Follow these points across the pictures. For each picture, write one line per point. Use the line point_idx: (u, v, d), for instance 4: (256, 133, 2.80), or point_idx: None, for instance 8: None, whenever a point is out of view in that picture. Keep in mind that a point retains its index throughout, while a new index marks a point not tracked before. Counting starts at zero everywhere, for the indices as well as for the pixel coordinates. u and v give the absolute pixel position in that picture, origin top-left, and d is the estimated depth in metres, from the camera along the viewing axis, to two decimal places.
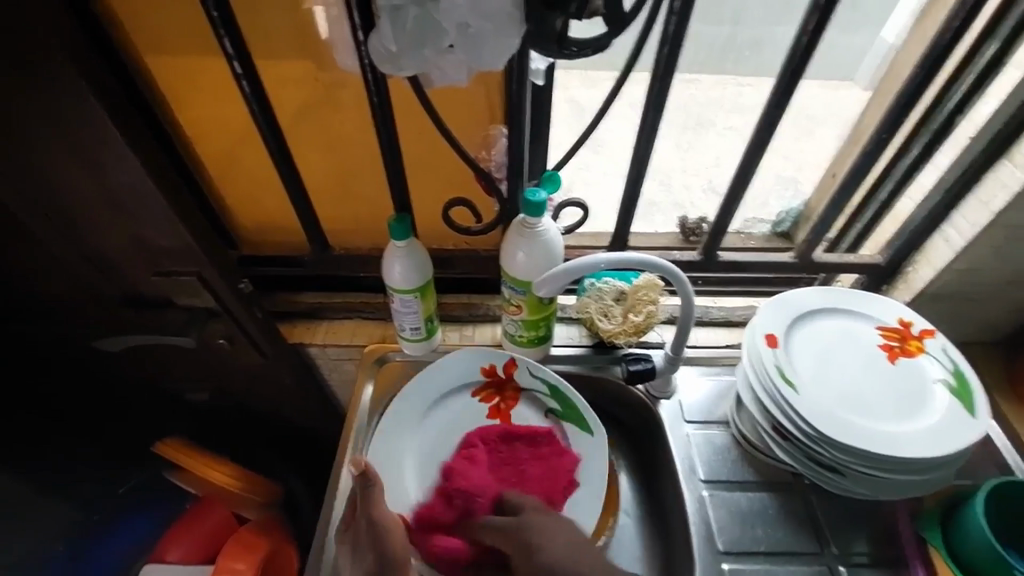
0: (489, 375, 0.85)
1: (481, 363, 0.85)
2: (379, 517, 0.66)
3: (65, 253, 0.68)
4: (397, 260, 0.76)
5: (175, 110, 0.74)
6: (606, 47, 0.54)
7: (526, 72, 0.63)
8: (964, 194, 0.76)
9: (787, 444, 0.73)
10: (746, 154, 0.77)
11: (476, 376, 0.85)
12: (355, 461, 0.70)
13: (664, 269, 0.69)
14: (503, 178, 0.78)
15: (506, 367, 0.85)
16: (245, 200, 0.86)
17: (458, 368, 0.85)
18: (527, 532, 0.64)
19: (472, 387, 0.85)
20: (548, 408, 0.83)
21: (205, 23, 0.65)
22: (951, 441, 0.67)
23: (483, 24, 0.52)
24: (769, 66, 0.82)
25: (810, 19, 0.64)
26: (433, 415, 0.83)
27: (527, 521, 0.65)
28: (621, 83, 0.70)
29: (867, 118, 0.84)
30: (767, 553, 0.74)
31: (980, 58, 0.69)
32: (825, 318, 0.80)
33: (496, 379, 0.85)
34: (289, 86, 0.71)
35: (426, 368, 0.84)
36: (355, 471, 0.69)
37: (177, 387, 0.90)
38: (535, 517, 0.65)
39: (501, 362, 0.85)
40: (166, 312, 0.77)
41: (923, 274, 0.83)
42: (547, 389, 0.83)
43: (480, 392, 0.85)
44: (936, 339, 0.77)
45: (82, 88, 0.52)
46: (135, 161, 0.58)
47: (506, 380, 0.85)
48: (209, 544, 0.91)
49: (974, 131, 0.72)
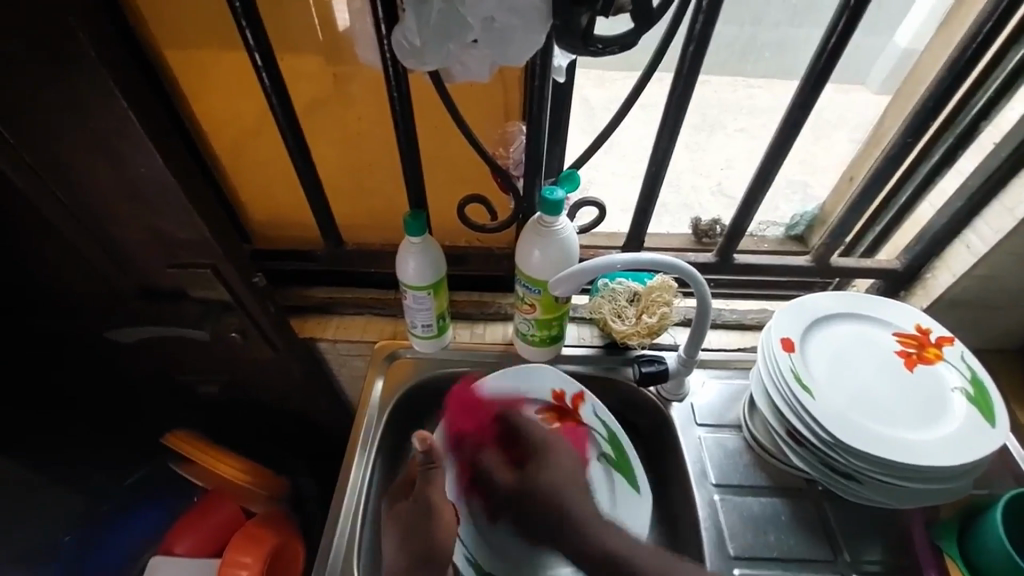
0: (557, 400, 0.83)
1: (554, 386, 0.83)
2: (437, 503, 0.67)
3: (82, 244, 0.68)
4: (411, 256, 0.75)
5: (193, 102, 0.73)
6: (632, 44, 0.54)
7: (549, 69, 0.62)
8: (987, 200, 0.75)
9: (802, 450, 0.73)
10: (767, 156, 0.76)
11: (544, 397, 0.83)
12: (422, 436, 0.65)
13: (682, 270, 0.68)
14: (520, 176, 0.78)
15: (574, 398, 0.83)
16: (258, 194, 0.86)
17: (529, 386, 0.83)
18: (529, 475, 0.73)
19: (536, 406, 0.83)
20: (601, 452, 0.82)
21: (225, 15, 0.64)
22: (970, 450, 0.67)
23: (510, 19, 0.51)
24: (789, 68, 0.81)
25: (839, 20, 0.63)
26: (489, 423, 0.82)
27: (528, 467, 0.74)
28: (642, 83, 0.69)
29: (887, 122, 0.83)
30: (779, 559, 0.74)
31: (1008, 62, 0.68)
32: (840, 323, 0.80)
33: (563, 407, 0.83)
34: (307, 79, 0.70)
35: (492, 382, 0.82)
36: (422, 447, 0.65)
37: (188, 379, 0.90)
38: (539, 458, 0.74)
39: (572, 391, 0.83)
40: (181, 303, 0.77)
41: (942, 280, 0.82)
42: (607, 433, 0.82)
43: (545, 413, 0.84)
44: (954, 346, 0.77)
45: (104, 77, 0.52)
46: (155, 152, 0.58)
47: (571, 411, 0.83)
48: (216, 538, 0.91)
49: (999, 137, 0.71)
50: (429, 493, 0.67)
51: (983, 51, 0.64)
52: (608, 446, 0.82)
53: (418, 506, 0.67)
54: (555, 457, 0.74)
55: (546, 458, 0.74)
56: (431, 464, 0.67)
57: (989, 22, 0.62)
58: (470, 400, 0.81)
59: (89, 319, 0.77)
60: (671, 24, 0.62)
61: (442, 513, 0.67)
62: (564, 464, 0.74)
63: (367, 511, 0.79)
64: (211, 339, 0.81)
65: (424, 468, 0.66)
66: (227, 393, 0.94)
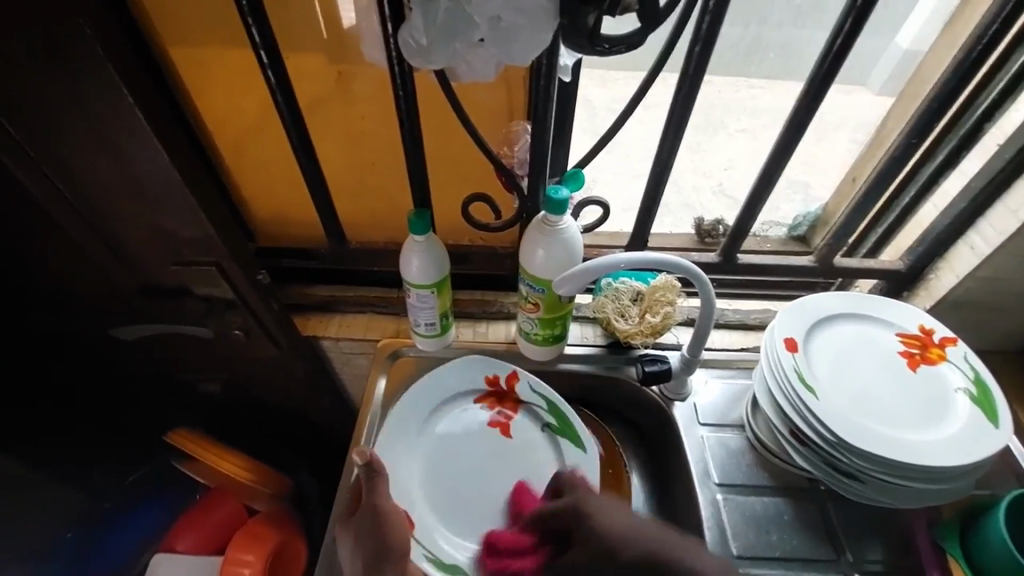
0: (491, 385, 0.86)
1: (484, 371, 0.86)
2: (383, 505, 0.65)
3: (87, 242, 0.68)
4: (415, 254, 0.75)
5: (197, 100, 0.73)
6: (639, 44, 0.54)
7: (555, 68, 0.62)
8: (991, 202, 0.75)
9: (805, 450, 0.73)
10: (771, 157, 0.76)
11: (477, 385, 0.86)
12: (360, 451, 0.66)
13: (686, 270, 0.68)
14: (525, 175, 0.78)
15: (507, 379, 0.85)
16: (262, 192, 0.86)
17: (461, 373, 0.86)
18: (579, 506, 0.63)
19: (472, 395, 0.86)
20: (544, 422, 0.84)
21: (231, 12, 0.64)
22: (973, 450, 0.67)
23: (517, 18, 0.51)
24: (793, 69, 0.81)
25: (845, 21, 0.62)
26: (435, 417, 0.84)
27: (574, 500, 0.64)
28: (648, 83, 0.69)
29: (891, 123, 0.83)
30: (782, 559, 0.74)
31: (1012, 64, 0.68)
32: (843, 323, 0.80)
33: (497, 389, 0.86)
34: (312, 76, 0.70)
35: (424, 377, 0.84)
36: (360, 460, 0.66)
37: (190, 377, 0.90)
38: (583, 499, 0.63)
39: (504, 372, 0.86)
40: (184, 301, 0.77)
41: (946, 281, 0.82)
42: (545, 404, 0.84)
43: (482, 400, 0.86)
44: (957, 346, 0.77)
45: (111, 75, 0.52)
46: (160, 149, 0.58)
47: (507, 391, 0.86)
48: (219, 535, 0.90)
49: (1003, 138, 0.71)
50: (375, 498, 0.65)
51: (987, 52, 0.64)
52: (550, 415, 0.84)
53: (367, 514, 0.65)
54: (599, 503, 0.62)
55: (590, 494, 0.64)
56: (375, 473, 0.67)
57: (994, 23, 0.62)
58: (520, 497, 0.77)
59: (93, 316, 0.78)
60: (677, 24, 0.62)
61: (388, 512, 0.65)
62: (611, 503, 0.62)
63: None
64: (213, 336, 0.81)
65: (366, 477, 0.66)
66: (230, 391, 0.94)
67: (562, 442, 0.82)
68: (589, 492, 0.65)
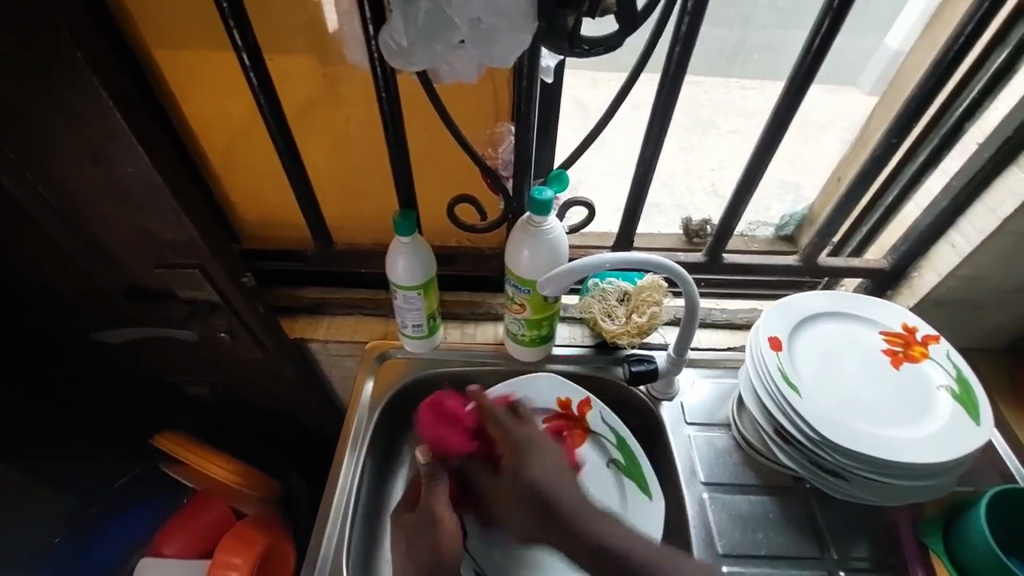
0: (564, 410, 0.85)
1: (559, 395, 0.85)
2: (440, 511, 0.68)
3: (69, 245, 0.68)
4: (401, 255, 0.75)
5: (180, 103, 0.73)
6: (618, 45, 0.54)
7: (537, 70, 0.63)
8: (971, 200, 0.75)
9: (790, 448, 0.73)
10: (754, 157, 0.77)
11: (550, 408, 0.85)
12: (422, 449, 0.73)
13: (670, 270, 0.69)
14: (509, 176, 0.78)
15: (580, 406, 0.85)
16: (247, 194, 0.86)
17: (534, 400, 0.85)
18: (523, 438, 0.72)
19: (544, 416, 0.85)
20: (611, 458, 0.83)
21: (211, 15, 0.64)
22: (954, 447, 0.67)
23: (496, 20, 0.52)
24: (776, 69, 0.82)
25: (824, 22, 0.63)
26: None
27: (529, 434, 0.73)
28: (630, 83, 0.69)
29: (874, 123, 0.84)
30: (767, 556, 0.74)
31: (991, 64, 0.69)
32: (827, 322, 0.80)
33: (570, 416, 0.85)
34: (295, 79, 0.70)
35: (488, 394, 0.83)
36: (423, 457, 0.72)
37: (176, 380, 0.90)
38: (535, 437, 0.73)
39: (577, 398, 0.85)
40: (169, 304, 0.76)
41: (928, 279, 0.83)
42: (615, 440, 0.83)
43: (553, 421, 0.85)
44: (939, 344, 0.78)
45: (90, 78, 0.52)
46: (140, 150, 0.58)
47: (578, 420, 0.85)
48: (207, 537, 0.90)
49: (982, 138, 0.72)
50: (432, 501, 0.69)
51: (965, 51, 0.65)
52: (617, 452, 0.83)
53: (421, 517, 0.68)
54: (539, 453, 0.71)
55: (528, 447, 0.71)
56: (435, 476, 0.72)
57: (971, 23, 0.63)
58: (434, 414, 0.74)
59: (76, 319, 0.77)
60: (657, 26, 0.63)
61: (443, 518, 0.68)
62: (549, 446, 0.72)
63: (356, 514, 0.79)
64: (198, 339, 0.80)
65: (428, 479, 0.72)
66: (217, 394, 0.94)
67: (626, 482, 0.81)
68: (527, 436, 0.72)
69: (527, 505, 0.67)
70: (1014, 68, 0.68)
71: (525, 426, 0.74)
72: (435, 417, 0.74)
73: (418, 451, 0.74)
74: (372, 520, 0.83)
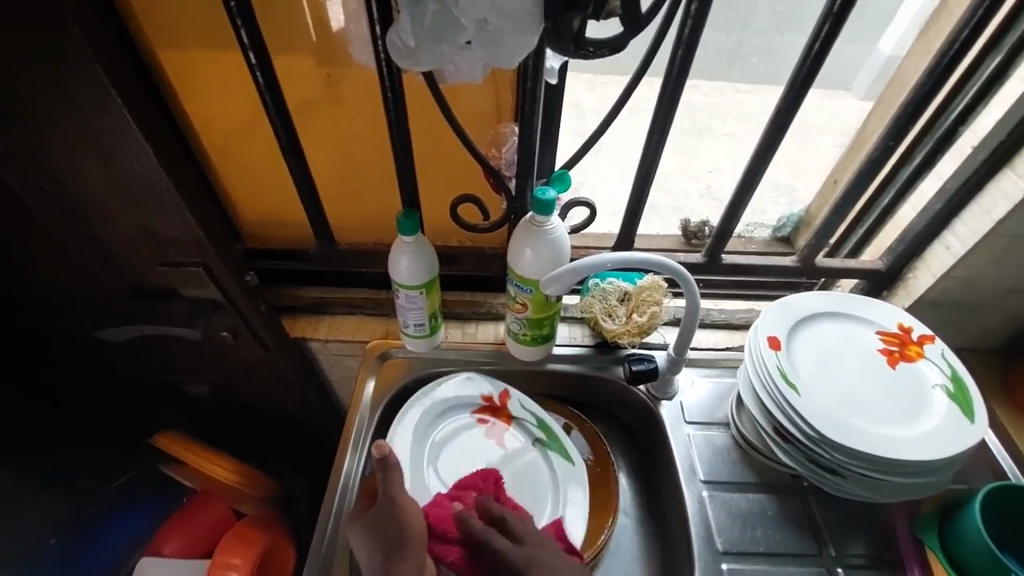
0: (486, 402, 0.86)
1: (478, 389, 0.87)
2: (400, 501, 0.57)
3: (72, 244, 0.68)
4: (403, 255, 0.75)
5: (185, 103, 0.73)
6: (622, 48, 0.55)
7: (542, 71, 0.63)
8: (965, 203, 0.77)
9: (788, 447, 0.74)
10: (754, 159, 0.78)
11: (474, 400, 0.86)
12: (380, 444, 0.54)
13: (671, 270, 0.69)
14: (512, 176, 0.79)
15: (501, 396, 0.87)
16: (249, 193, 0.86)
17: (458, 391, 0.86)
18: (532, 556, 0.55)
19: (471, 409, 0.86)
20: (535, 437, 0.84)
21: (217, 14, 0.64)
22: (949, 444, 0.69)
23: (502, 22, 0.52)
24: (774, 74, 0.83)
25: (823, 27, 0.64)
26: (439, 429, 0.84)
27: (532, 550, 0.55)
28: (632, 86, 0.70)
29: (870, 126, 0.85)
30: (767, 554, 0.75)
31: (985, 69, 0.70)
32: (825, 322, 0.81)
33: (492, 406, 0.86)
34: (300, 78, 0.71)
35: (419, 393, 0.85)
36: (378, 454, 0.54)
37: (177, 380, 0.90)
38: (540, 551, 0.55)
39: (497, 390, 0.87)
40: (172, 303, 0.76)
41: (923, 280, 0.84)
42: (536, 420, 0.85)
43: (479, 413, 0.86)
44: (935, 344, 0.79)
45: (100, 76, 0.52)
46: (147, 149, 0.58)
47: (500, 407, 0.86)
48: (207, 538, 0.90)
49: (976, 141, 0.73)
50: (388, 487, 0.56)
51: (960, 57, 0.66)
52: (539, 430, 0.85)
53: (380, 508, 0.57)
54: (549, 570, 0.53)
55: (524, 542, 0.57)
56: (390, 463, 0.57)
57: (965, 30, 0.64)
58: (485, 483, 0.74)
59: (79, 318, 0.77)
60: (660, 30, 0.63)
61: (405, 506, 0.57)
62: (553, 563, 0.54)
63: None
64: (201, 338, 0.80)
65: (381, 469, 0.57)
66: (217, 394, 0.94)
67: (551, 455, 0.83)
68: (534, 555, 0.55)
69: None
70: (1005, 74, 0.70)
71: (536, 534, 0.58)
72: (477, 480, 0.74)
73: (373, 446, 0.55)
74: None
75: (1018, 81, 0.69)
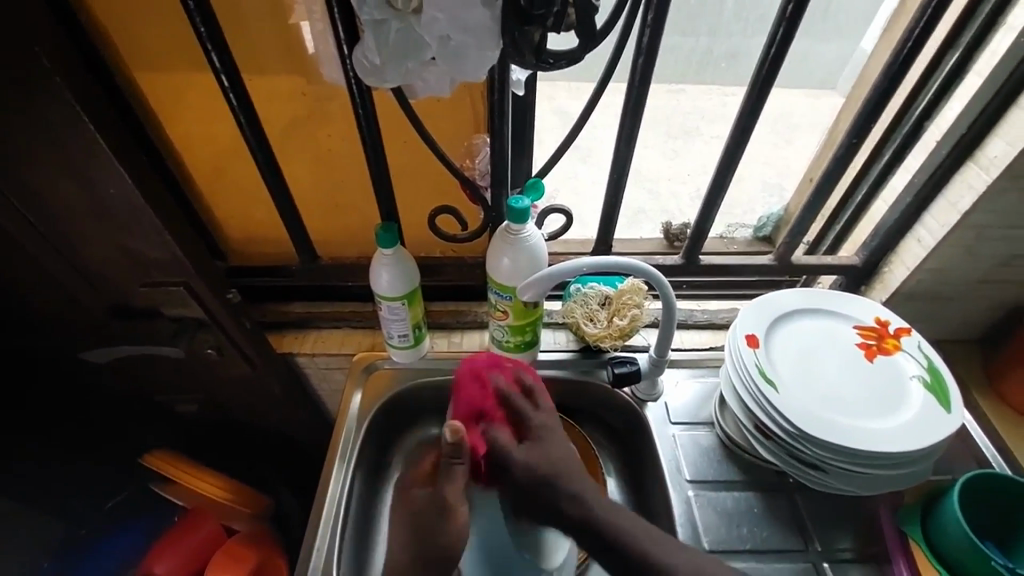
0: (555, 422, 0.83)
1: None
2: (451, 501, 0.66)
3: (55, 270, 0.69)
4: (384, 268, 0.77)
5: (165, 127, 0.75)
6: (581, 59, 0.56)
7: (508, 83, 0.65)
8: (933, 197, 0.78)
9: (770, 443, 0.75)
10: (722, 162, 0.79)
11: None
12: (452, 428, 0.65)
13: (646, 272, 0.70)
14: (488, 187, 0.80)
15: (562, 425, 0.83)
16: (233, 213, 0.87)
17: None
18: (549, 430, 0.71)
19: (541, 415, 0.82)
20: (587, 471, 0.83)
21: (191, 41, 0.66)
22: (927, 435, 0.69)
23: (464, 37, 0.53)
24: (744, 76, 0.85)
25: (779, 30, 0.65)
26: None
27: (546, 418, 0.72)
28: (597, 97, 0.71)
29: (840, 123, 0.87)
30: (753, 551, 0.75)
31: (945, 64, 0.72)
32: (803, 318, 0.82)
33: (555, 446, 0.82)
34: (276, 98, 0.72)
35: None
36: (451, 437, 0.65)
37: (167, 400, 0.92)
38: (553, 420, 0.72)
39: None
40: (154, 322, 0.77)
41: (898, 274, 0.85)
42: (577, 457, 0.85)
43: None
44: (911, 336, 0.80)
45: (68, 100, 0.53)
46: (120, 171, 0.59)
47: None
48: (197, 558, 0.88)
49: (940, 135, 0.74)
50: (445, 489, 0.66)
51: (915, 53, 0.68)
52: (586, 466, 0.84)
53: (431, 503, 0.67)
54: (557, 441, 0.70)
55: (542, 429, 0.71)
56: (454, 459, 0.66)
57: (917, 28, 0.66)
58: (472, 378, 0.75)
59: (62, 345, 0.78)
60: (621, 36, 0.65)
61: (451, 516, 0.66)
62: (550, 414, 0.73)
63: (346, 525, 0.79)
64: (185, 356, 0.82)
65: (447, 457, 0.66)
66: (206, 412, 0.95)
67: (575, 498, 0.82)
68: (549, 425, 0.72)
69: (547, 502, 0.66)
70: (966, 68, 0.71)
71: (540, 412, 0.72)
72: (485, 360, 0.77)
73: (446, 430, 0.66)
74: (365, 528, 0.83)
75: (976, 75, 0.70)
